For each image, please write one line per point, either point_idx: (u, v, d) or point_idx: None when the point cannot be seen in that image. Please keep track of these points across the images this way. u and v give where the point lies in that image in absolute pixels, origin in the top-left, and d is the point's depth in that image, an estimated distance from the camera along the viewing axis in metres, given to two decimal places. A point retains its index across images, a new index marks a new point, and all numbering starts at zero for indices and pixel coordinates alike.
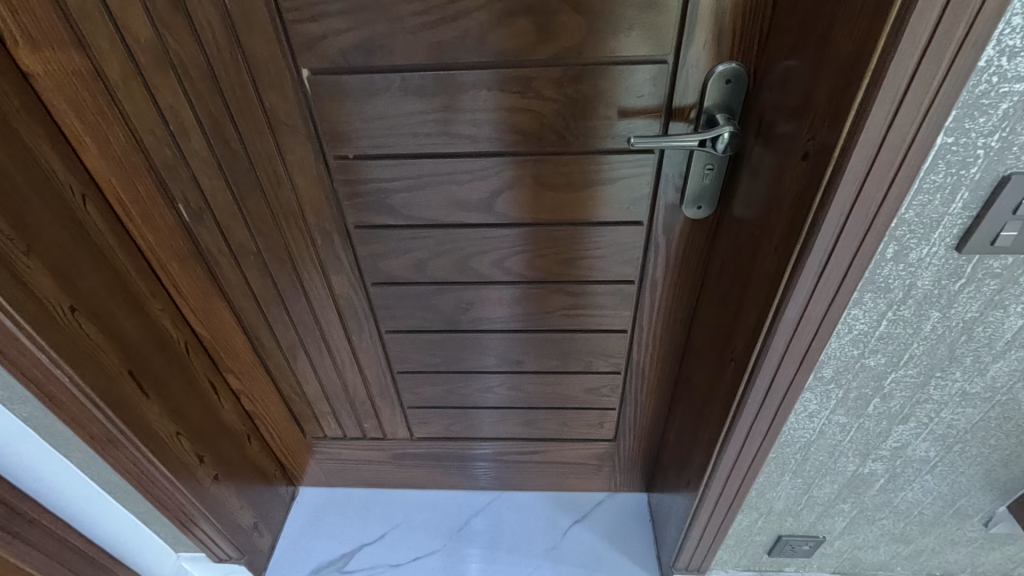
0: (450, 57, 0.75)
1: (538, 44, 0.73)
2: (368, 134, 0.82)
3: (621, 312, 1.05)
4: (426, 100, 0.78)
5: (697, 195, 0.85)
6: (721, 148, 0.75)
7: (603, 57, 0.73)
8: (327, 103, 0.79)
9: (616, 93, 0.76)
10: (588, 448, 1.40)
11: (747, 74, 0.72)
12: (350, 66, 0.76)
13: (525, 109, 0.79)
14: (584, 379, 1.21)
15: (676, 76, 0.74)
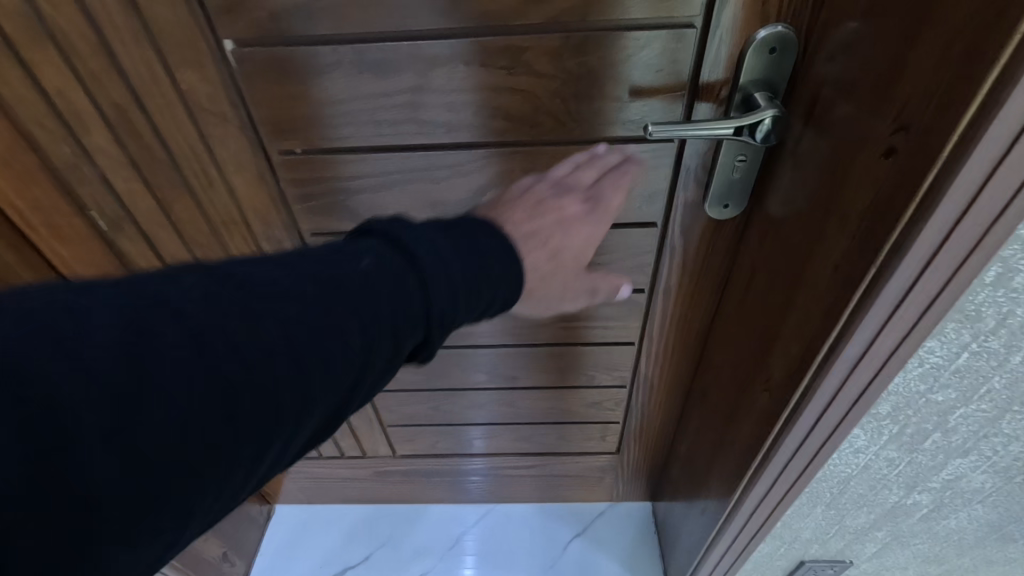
0: (416, 23, 0.57)
1: (530, 4, 0.55)
2: (316, 124, 0.65)
3: (627, 324, 0.92)
4: (386, 79, 0.60)
5: (723, 192, 0.69)
6: (759, 138, 0.58)
7: (613, 21, 0.57)
8: (262, 84, 0.62)
9: (630, 68, 0.60)
10: (588, 461, 1.28)
11: (797, 41, 0.56)
12: (285, 37, 0.58)
13: (514, 89, 0.61)
14: (585, 394, 1.08)
15: (703, 45, 0.58)
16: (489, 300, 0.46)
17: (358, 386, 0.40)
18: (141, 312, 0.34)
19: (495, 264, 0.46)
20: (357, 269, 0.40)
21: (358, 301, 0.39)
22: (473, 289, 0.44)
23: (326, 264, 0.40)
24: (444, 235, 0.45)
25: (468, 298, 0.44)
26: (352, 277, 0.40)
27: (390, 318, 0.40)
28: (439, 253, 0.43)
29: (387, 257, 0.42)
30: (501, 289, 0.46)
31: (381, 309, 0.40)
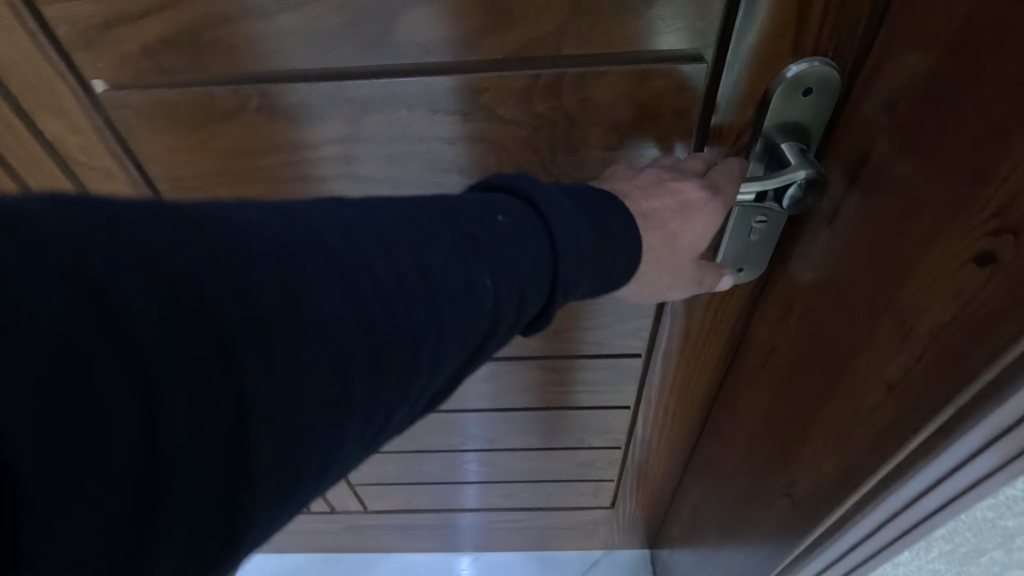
0: (338, 60, 0.43)
1: (487, 35, 0.41)
2: (226, 181, 0.51)
3: (621, 390, 0.80)
4: (309, 126, 0.47)
5: (737, 257, 0.56)
6: (785, 205, 0.45)
7: (598, 55, 0.43)
8: (148, 135, 0.48)
9: (624, 111, 0.46)
10: (578, 515, 1.16)
11: (840, 80, 0.42)
12: (168, 75, 0.44)
13: (473, 138, 0.48)
14: (575, 454, 0.96)
15: (718, 82, 0.44)
16: (617, 264, 0.40)
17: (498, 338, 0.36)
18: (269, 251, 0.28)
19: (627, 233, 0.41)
20: (496, 225, 0.35)
21: (497, 261, 0.34)
22: (601, 260, 0.39)
23: (459, 216, 0.35)
24: (573, 195, 0.39)
25: (593, 272, 0.39)
26: (492, 231, 0.34)
27: (523, 291, 0.35)
28: (574, 217, 0.38)
29: (524, 215, 0.36)
30: (624, 256, 0.40)
31: (516, 279, 0.34)
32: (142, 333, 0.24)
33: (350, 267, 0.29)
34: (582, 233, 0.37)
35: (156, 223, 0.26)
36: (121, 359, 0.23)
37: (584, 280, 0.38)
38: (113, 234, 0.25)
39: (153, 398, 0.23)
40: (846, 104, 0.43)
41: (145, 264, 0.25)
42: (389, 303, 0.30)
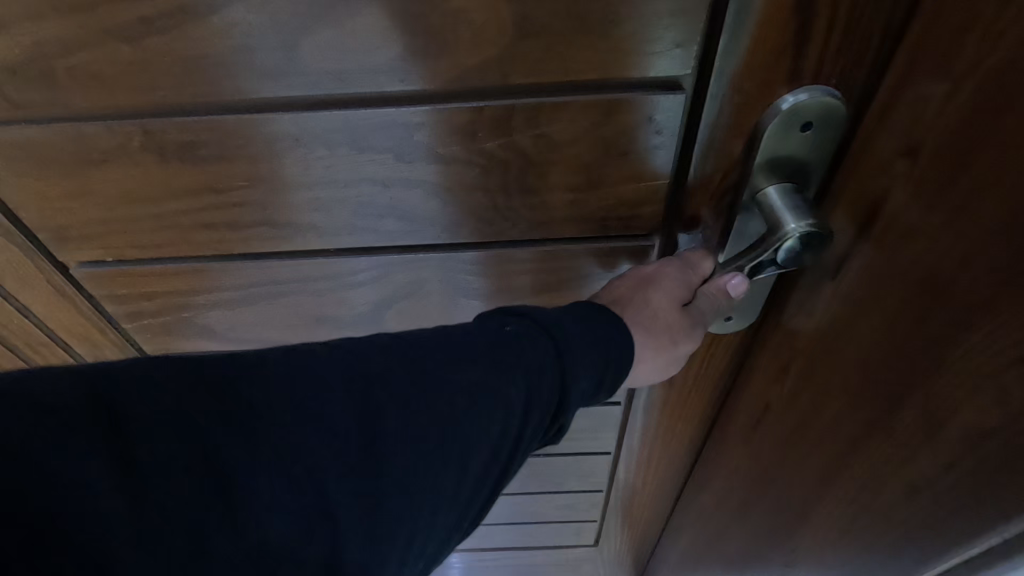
0: (234, 92, 0.35)
1: (415, 61, 0.33)
2: (121, 230, 0.43)
3: (600, 437, 0.75)
4: (211, 169, 0.39)
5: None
6: (779, 260, 0.35)
7: (554, 84, 0.35)
8: (14, 179, 0.39)
9: (588, 149, 0.38)
10: (560, 553, 1.09)
11: (850, 114, 0.32)
12: (23, 110, 0.35)
13: (411, 182, 0.40)
14: (553, 497, 0.89)
15: (699, 109, 0.37)
16: (614, 364, 0.38)
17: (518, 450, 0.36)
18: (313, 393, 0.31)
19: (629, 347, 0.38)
20: (507, 339, 0.36)
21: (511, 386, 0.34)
22: (610, 376, 0.38)
23: (471, 339, 0.35)
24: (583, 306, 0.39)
25: (606, 383, 0.38)
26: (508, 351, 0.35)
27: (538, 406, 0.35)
28: (584, 331, 0.37)
29: (528, 325, 0.37)
30: (617, 354, 0.38)
31: (535, 392, 0.35)
32: (213, 453, 0.29)
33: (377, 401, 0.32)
34: (580, 336, 0.37)
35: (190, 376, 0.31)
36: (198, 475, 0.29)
37: (585, 384, 0.37)
38: (182, 374, 0.31)
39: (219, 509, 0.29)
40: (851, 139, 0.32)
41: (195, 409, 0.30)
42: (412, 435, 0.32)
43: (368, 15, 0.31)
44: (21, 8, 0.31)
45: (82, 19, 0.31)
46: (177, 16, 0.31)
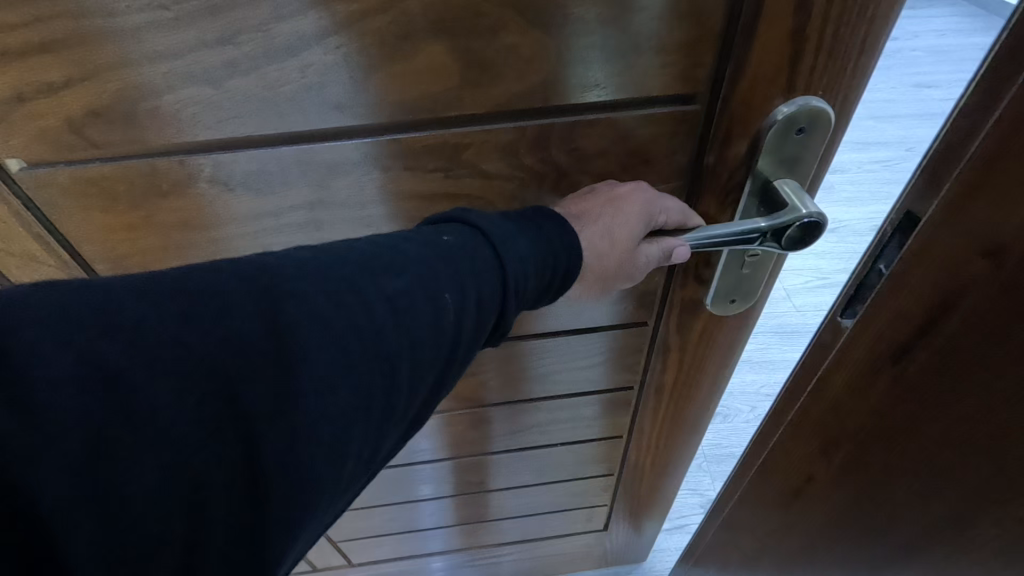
0: (303, 124, 0.38)
1: (467, 89, 0.38)
2: (179, 256, 0.45)
3: (613, 422, 0.80)
4: (272, 193, 0.42)
5: (729, 288, 0.54)
6: (782, 243, 0.43)
7: (587, 103, 0.40)
8: (82, 214, 0.41)
9: (615, 158, 0.43)
10: (571, 542, 1.13)
11: (831, 118, 0.41)
12: (101, 149, 0.38)
13: (456, 197, 0.44)
14: (567, 484, 0.94)
15: (711, 124, 0.42)
16: (555, 266, 0.39)
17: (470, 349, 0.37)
18: (236, 308, 0.28)
19: (572, 256, 0.40)
20: (450, 245, 0.36)
21: (448, 305, 0.34)
22: (549, 282, 0.39)
23: (425, 246, 0.35)
24: (520, 220, 0.39)
25: (545, 285, 0.39)
26: (448, 270, 0.34)
27: (474, 324, 0.35)
28: (520, 234, 0.38)
29: (466, 235, 0.37)
30: (561, 258, 0.39)
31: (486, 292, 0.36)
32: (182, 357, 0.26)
33: (312, 328, 0.29)
34: (522, 243, 0.37)
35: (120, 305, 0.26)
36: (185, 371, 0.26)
37: (528, 286, 0.38)
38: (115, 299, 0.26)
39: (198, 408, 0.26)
40: (915, 221, 0.33)
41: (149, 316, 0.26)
42: (353, 367, 0.30)
43: (429, 52, 0.35)
44: (112, 57, 0.34)
45: (167, 64, 0.34)
46: (257, 58, 0.35)
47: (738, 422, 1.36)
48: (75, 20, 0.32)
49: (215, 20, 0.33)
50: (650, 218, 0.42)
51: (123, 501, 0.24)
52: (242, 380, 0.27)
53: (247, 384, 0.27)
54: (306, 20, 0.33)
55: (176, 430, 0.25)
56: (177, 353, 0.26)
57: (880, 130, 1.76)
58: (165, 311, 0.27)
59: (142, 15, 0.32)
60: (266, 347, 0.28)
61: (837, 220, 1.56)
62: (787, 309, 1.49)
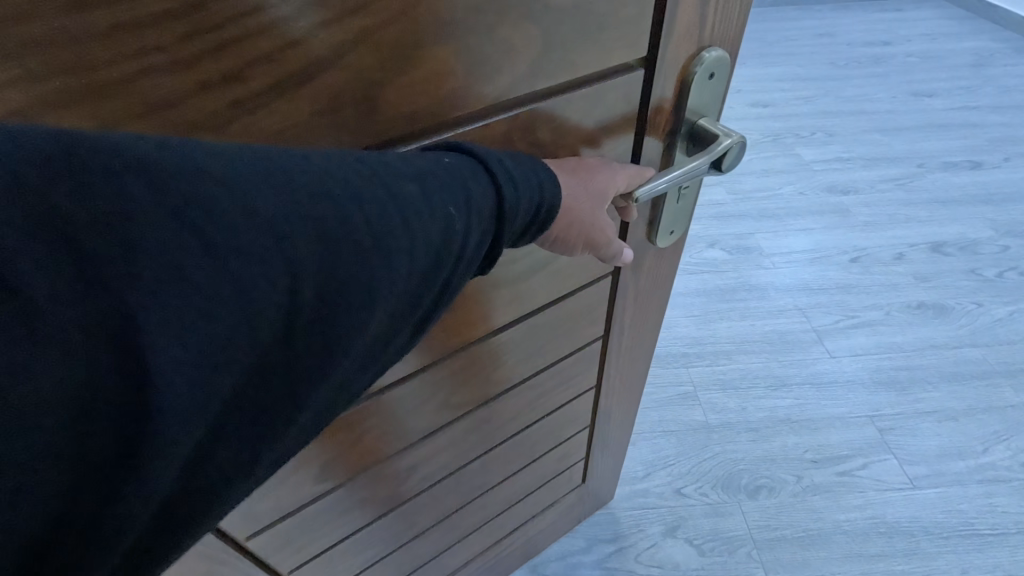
0: (339, 129, 0.43)
1: (477, 76, 0.46)
2: None
3: (593, 348, 0.97)
4: None
5: (670, 221, 0.74)
6: (722, 167, 0.59)
7: (571, 80, 0.50)
8: None
9: (592, 124, 0.54)
10: (574, 471, 1.34)
11: (725, 59, 0.57)
12: None
13: None
14: (567, 420, 1.11)
15: (651, 86, 0.54)
16: (537, 204, 0.48)
17: (464, 263, 0.46)
18: (294, 194, 0.37)
19: (554, 200, 0.49)
20: (448, 170, 0.44)
21: (453, 217, 0.43)
22: (536, 216, 0.49)
23: (432, 170, 0.43)
24: (520, 161, 0.48)
25: (529, 217, 0.48)
26: (450, 187, 0.43)
27: (474, 245, 0.45)
28: (516, 173, 0.47)
29: (466, 165, 0.45)
30: (545, 197, 0.48)
31: (480, 215, 0.45)
32: (241, 234, 0.35)
33: (352, 218, 0.39)
34: (514, 176, 0.47)
35: (192, 179, 0.34)
36: (245, 242, 0.35)
37: (513, 215, 0.47)
38: (185, 179, 0.34)
39: (256, 271, 0.35)
40: None
41: (213, 195, 0.35)
42: (380, 245, 0.40)
43: (430, 59, 0.43)
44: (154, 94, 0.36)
45: (206, 96, 0.38)
46: (265, 91, 0.39)
47: (784, 496, 1.65)
48: (57, 81, 0.34)
49: (217, 59, 0.37)
50: (615, 183, 0.55)
51: (204, 326, 0.34)
52: (298, 244, 0.37)
53: (300, 246, 0.37)
54: (342, 34, 0.39)
55: (243, 286, 0.35)
56: (248, 223, 0.35)
57: (890, 146, 2.91)
58: (234, 191, 0.35)
59: (144, 59, 0.35)
60: (318, 215, 0.38)
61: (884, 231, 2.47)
62: (824, 360, 1.96)
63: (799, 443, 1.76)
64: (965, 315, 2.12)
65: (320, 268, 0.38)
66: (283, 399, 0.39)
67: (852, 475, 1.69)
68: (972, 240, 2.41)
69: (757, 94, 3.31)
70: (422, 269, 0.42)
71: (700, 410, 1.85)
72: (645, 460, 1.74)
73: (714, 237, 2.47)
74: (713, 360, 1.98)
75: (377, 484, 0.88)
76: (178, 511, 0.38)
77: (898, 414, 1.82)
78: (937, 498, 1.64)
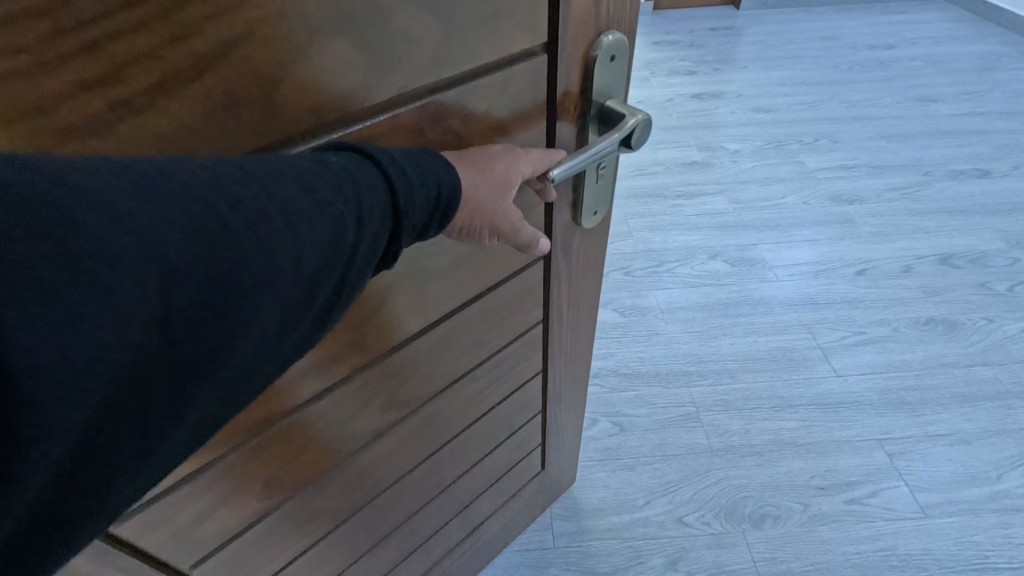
0: (245, 114, 0.46)
1: (378, 63, 0.51)
2: None
3: (534, 330, 1.05)
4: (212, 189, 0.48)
5: (592, 202, 0.87)
6: (632, 143, 0.69)
7: (471, 69, 0.58)
8: None
9: (491, 112, 0.62)
10: (532, 462, 1.40)
11: (624, 42, 0.68)
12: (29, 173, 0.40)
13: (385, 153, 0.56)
14: (519, 404, 1.18)
15: (555, 69, 0.64)
16: (433, 196, 0.52)
17: (364, 254, 0.48)
18: (176, 192, 0.38)
19: (453, 185, 0.53)
20: (341, 167, 0.46)
21: (342, 209, 0.45)
22: (434, 205, 0.52)
23: (323, 168, 0.45)
24: (415, 156, 0.52)
25: (427, 207, 0.52)
26: (342, 181, 0.45)
27: (371, 235, 0.47)
28: (408, 166, 0.50)
29: (358, 162, 0.48)
30: (440, 188, 0.52)
31: (375, 207, 0.47)
32: (118, 233, 0.35)
33: (237, 212, 0.40)
34: (406, 171, 0.50)
35: (67, 182, 0.34)
36: (123, 242, 0.35)
37: (410, 207, 0.50)
38: (60, 181, 0.34)
39: (135, 270, 0.35)
40: None
41: (89, 197, 0.34)
42: (262, 240, 0.41)
43: (328, 51, 0.47)
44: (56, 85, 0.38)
45: (105, 89, 0.40)
46: (149, 91, 0.41)
47: (791, 525, 1.56)
48: None
49: (96, 58, 0.38)
50: (519, 167, 0.61)
51: (79, 327, 0.33)
52: (181, 239, 0.37)
53: (185, 242, 0.37)
54: (241, 22, 0.43)
55: (122, 286, 0.35)
56: (126, 222, 0.35)
57: (896, 154, 2.86)
58: (112, 190, 0.36)
59: (39, 54, 0.36)
60: (191, 209, 0.38)
61: (890, 240, 2.41)
62: (833, 381, 1.89)
63: (805, 468, 1.68)
64: (977, 331, 2.04)
65: (195, 261, 0.38)
66: (165, 390, 0.39)
67: (861, 502, 1.60)
68: (983, 251, 2.34)
69: (761, 105, 3.28)
70: (317, 259, 0.44)
71: (703, 432, 1.78)
72: (644, 486, 1.67)
73: (716, 248, 2.41)
74: (716, 378, 1.92)
75: (333, 490, 0.92)
76: (55, 509, 0.38)
77: (908, 437, 1.74)
78: (950, 529, 1.55)
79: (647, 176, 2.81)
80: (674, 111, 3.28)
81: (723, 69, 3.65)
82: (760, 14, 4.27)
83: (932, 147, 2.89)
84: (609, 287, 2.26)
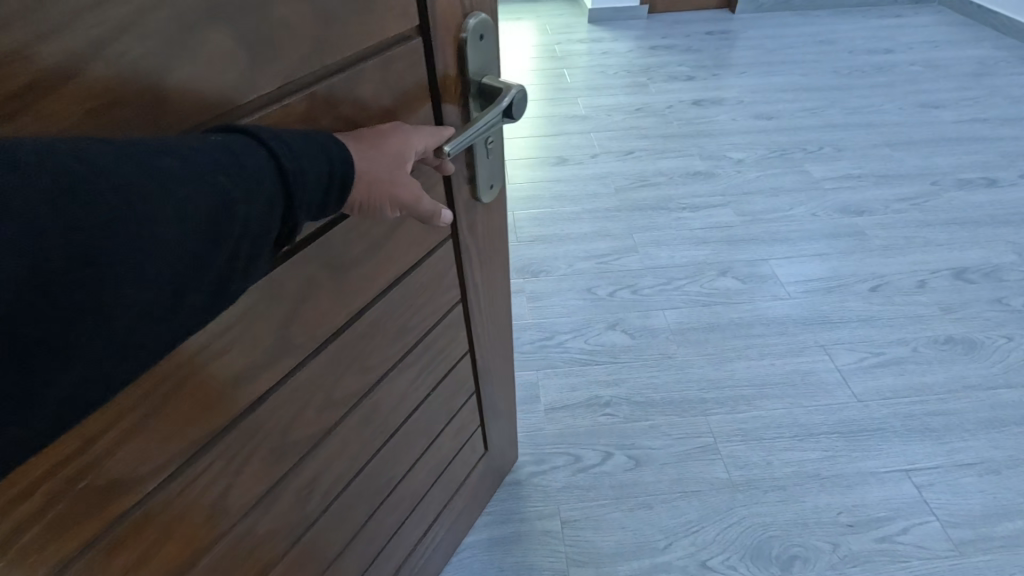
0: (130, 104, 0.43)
1: (263, 50, 0.51)
2: None
3: (453, 310, 1.03)
4: None
5: (487, 176, 0.89)
6: (512, 114, 0.76)
7: (354, 53, 0.59)
8: None
9: (379, 96, 0.64)
10: (470, 454, 1.37)
11: (489, 22, 0.74)
12: None
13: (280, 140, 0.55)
14: (453, 386, 1.15)
15: (432, 47, 0.68)
16: (326, 173, 0.52)
17: (255, 231, 0.46)
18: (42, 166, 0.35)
19: (343, 158, 0.54)
20: (223, 146, 0.45)
21: (227, 184, 0.44)
22: (328, 181, 0.52)
23: (204, 148, 0.44)
24: (305, 136, 0.51)
25: (321, 185, 0.51)
26: (226, 158, 0.44)
27: (261, 210, 0.46)
28: (296, 142, 0.50)
29: (242, 141, 0.47)
30: (334, 165, 0.52)
31: (264, 181, 0.46)
32: None
33: (112, 185, 0.38)
34: (295, 149, 0.49)
35: None
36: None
37: (303, 183, 0.49)
38: None
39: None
40: None
41: None
42: (139, 213, 0.39)
43: (207, 39, 0.47)
44: None
45: None
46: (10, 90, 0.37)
47: (820, 566, 1.47)
48: None
49: None
50: (409, 145, 0.62)
51: None
52: (49, 211, 0.35)
53: (55, 213, 0.35)
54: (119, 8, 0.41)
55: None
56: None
57: (901, 162, 2.81)
58: None
59: None
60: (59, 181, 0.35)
61: (902, 251, 2.35)
62: (847, 401, 1.83)
63: (833, 503, 1.59)
64: (996, 349, 1.98)
65: (55, 238, 0.35)
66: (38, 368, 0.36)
67: (893, 540, 1.52)
68: (996, 265, 2.28)
69: (761, 112, 3.20)
70: (201, 234, 0.42)
71: (721, 465, 1.68)
72: (664, 526, 1.57)
73: (724, 264, 2.32)
74: (733, 406, 1.83)
75: (282, 506, 0.82)
76: None
77: (936, 467, 1.66)
78: (986, 567, 1.47)
79: (650, 188, 2.71)
80: (673, 118, 3.19)
81: (721, 75, 3.57)
82: (756, 17, 4.21)
83: (937, 155, 2.84)
84: (616, 307, 2.16)
